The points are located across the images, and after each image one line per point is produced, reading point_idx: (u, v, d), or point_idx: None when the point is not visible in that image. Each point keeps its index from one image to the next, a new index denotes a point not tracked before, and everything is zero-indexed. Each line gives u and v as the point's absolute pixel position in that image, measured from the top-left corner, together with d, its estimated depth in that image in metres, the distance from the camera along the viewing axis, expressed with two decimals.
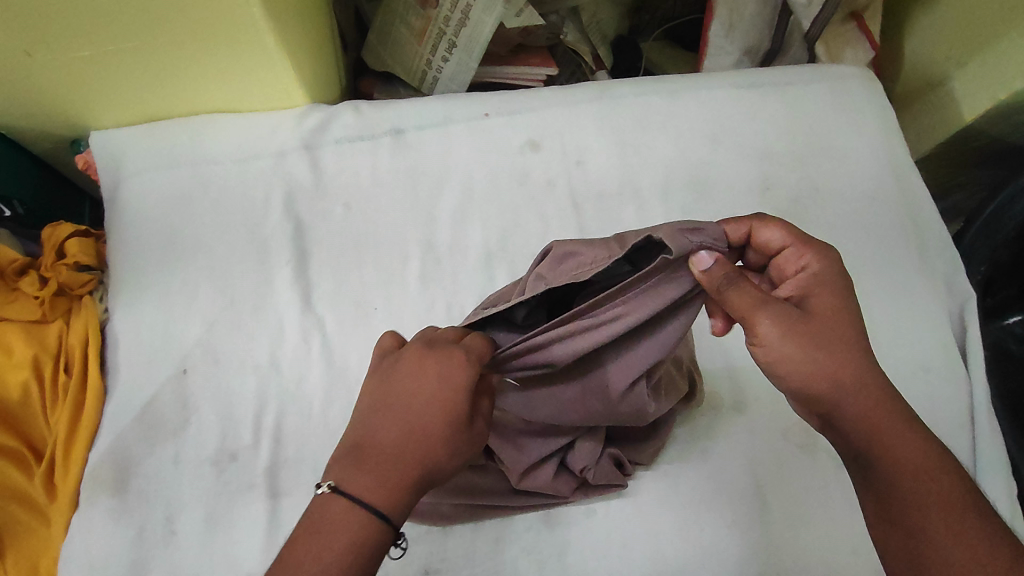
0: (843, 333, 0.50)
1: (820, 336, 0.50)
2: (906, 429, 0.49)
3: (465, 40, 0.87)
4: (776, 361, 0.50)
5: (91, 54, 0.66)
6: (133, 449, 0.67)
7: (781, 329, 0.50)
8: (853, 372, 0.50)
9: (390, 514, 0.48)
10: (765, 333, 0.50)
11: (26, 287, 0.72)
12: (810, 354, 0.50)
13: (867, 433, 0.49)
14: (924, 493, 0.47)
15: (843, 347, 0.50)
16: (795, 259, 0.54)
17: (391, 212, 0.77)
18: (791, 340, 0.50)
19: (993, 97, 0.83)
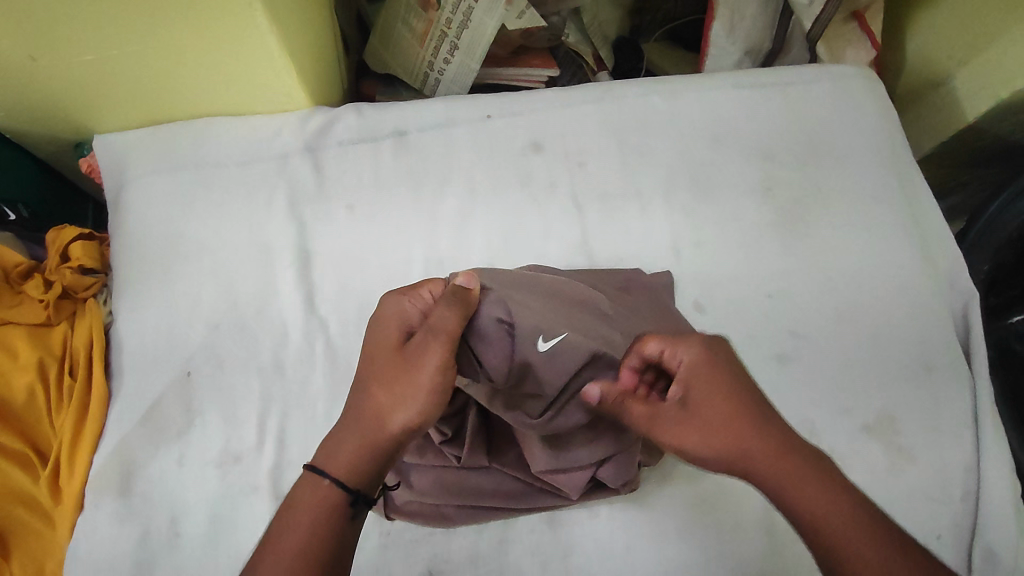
0: (733, 413, 0.52)
1: (710, 424, 0.52)
2: (811, 473, 0.48)
3: (467, 41, 0.87)
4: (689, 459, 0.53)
5: (95, 58, 0.66)
6: (137, 451, 0.67)
7: (674, 434, 0.53)
8: (754, 446, 0.50)
9: (334, 460, 0.50)
10: (670, 434, 0.53)
11: (31, 291, 0.72)
12: (705, 446, 0.52)
13: (784, 495, 0.49)
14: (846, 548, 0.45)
15: (737, 428, 0.51)
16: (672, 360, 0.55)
17: (393, 214, 0.77)
18: (689, 438, 0.52)
19: (995, 96, 0.83)
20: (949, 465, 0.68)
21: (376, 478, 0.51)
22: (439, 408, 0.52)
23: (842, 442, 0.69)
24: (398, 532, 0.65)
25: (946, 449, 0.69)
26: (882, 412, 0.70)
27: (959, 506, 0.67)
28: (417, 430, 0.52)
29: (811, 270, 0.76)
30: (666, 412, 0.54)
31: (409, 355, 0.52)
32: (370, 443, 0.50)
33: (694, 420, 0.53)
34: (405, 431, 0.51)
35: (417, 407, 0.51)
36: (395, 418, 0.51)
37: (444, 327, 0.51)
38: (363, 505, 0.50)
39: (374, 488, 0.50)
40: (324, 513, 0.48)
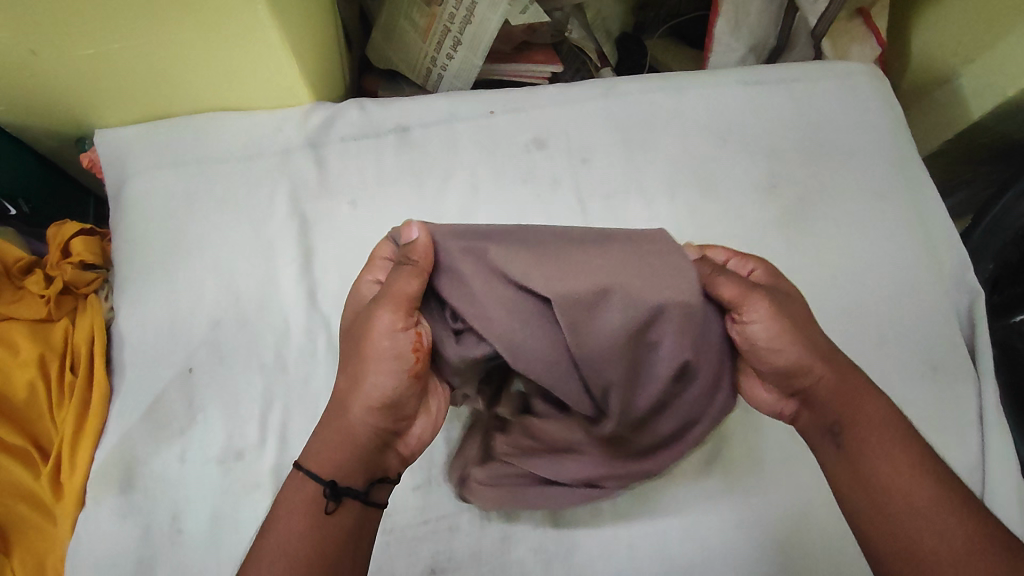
0: (805, 320, 0.56)
1: (795, 320, 0.55)
2: (864, 388, 0.54)
3: (471, 37, 0.86)
4: (769, 347, 0.54)
5: (96, 53, 0.66)
6: (138, 447, 0.67)
7: (774, 316, 0.53)
8: (830, 360, 0.55)
9: (312, 453, 0.51)
10: (758, 317, 0.53)
11: (32, 286, 0.72)
12: (794, 338, 0.54)
13: (843, 404, 0.54)
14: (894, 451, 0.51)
15: (817, 343, 0.55)
16: (743, 266, 0.60)
17: (396, 210, 0.77)
18: (779, 330, 0.53)
19: (1001, 94, 0.82)
20: (955, 465, 0.68)
21: (350, 464, 0.51)
22: (405, 378, 0.51)
23: None
24: (401, 530, 0.64)
25: (952, 448, 0.69)
26: None
27: None
28: (389, 409, 0.52)
29: (816, 268, 0.76)
30: (757, 310, 0.53)
31: (360, 334, 0.53)
32: (336, 429, 0.51)
33: (783, 315, 0.54)
34: (372, 412, 0.51)
35: (377, 380, 0.51)
36: (359, 401, 0.51)
37: (396, 291, 0.51)
38: (341, 498, 0.50)
39: (350, 479, 0.50)
40: (300, 508, 0.49)
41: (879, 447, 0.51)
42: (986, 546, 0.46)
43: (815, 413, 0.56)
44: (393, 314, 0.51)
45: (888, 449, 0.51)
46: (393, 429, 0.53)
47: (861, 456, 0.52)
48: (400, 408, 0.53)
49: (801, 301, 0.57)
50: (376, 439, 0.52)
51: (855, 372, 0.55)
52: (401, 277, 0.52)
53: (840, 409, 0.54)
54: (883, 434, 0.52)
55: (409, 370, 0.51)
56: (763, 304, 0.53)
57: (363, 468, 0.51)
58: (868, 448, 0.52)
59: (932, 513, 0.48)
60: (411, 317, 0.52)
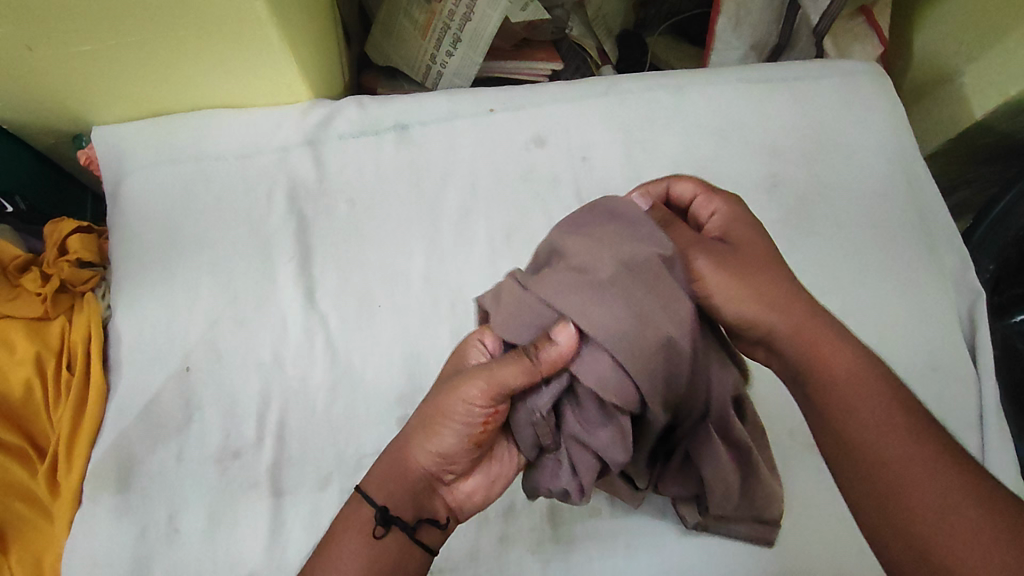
0: (762, 265, 0.51)
1: (745, 261, 0.51)
2: (828, 334, 0.49)
3: (471, 34, 0.86)
4: (719, 296, 0.49)
5: (93, 49, 0.65)
6: (135, 447, 0.67)
7: (715, 262, 0.50)
8: (790, 307, 0.49)
9: (375, 480, 0.51)
10: (701, 269, 0.50)
11: (29, 284, 0.72)
12: (744, 284, 0.49)
13: (802, 354, 0.49)
14: (859, 401, 0.45)
15: (779, 294, 0.50)
16: (706, 206, 0.56)
17: (395, 208, 0.77)
18: (728, 282, 0.49)
19: (1004, 94, 0.82)
20: None
21: (404, 501, 0.51)
22: (465, 439, 0.50)
23: None
24: None
25: None
26: None
27: None
28: (444, 460, 0.51)
29: (818, 269, 0.75)
30: (698, 258, 0.50)
31: (446, 387, 0.50)
32: (398, 464, 0.51)
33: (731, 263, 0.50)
34: (430, 459, 0.51)
35: (448, 437, 0.50)
36: (419, 445, 0.51)
37: (495, 377, 0.47)
38: (390, 524, 0.50)
39: (401, 509, 0.50)
40: (355, 526, 0.50)
41: (842, 399, 0.46)
42: (986, 498, 0.40)
43: (778, 361, 0.51)
44: (482, 395, 0.48)
45: (866, 398, 0.46)
46: (444, 476, 0.52)
47: (825, 409, 0.47)
48: (459, 464, 0.52)
49: (752, 242, 0.53)
50: (428, 479, 0.52)
51: (826, 319, 0.50)
52: (510, 364, 0.47)
53: (808, 356, 0.48)
54: (857, 383, 0.46)
55: (472, 434, 0.50)
56: (704, 257, 0.50)
57: (412, 501, 0.51)
58: (840, 399, 0.46)
59: (919, 464, 0.42)
60: (495, 402, 0.48)
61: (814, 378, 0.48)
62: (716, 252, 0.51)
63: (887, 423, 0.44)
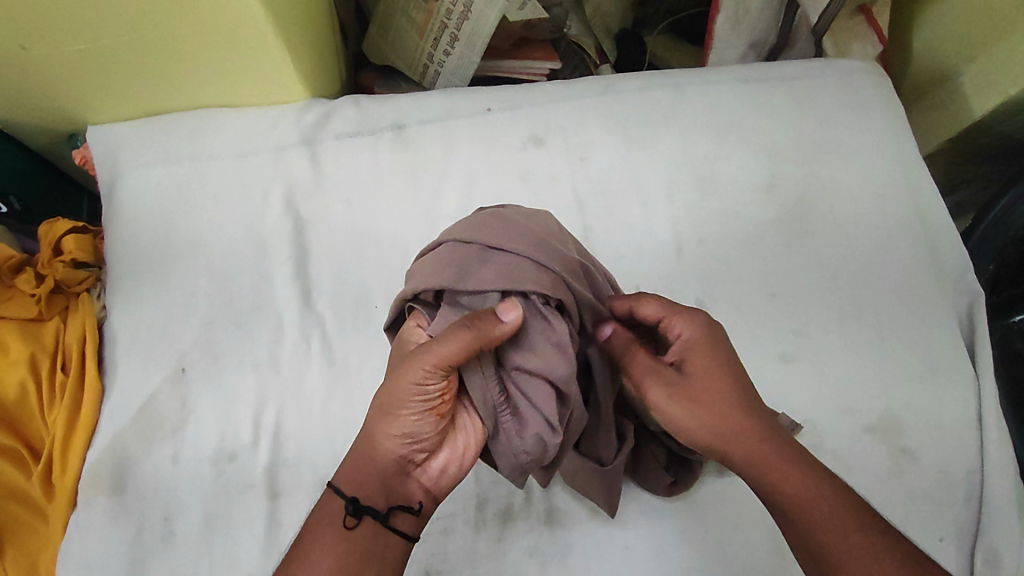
0: (720, 399, 0.52)
1: (702, 401, 0.52)
2: (776, 451, 0.49)
3: (468, 33, 0.85)
4: (672, 424, 0.53)
5: (87, 48, 0.65)
6: (130, 448, 0.66)
7: (666, 395, 0.53)
8: (741, 435, 0.50)
9: (344, 477, 0.51)
10: (655, 402, 0.53)
11: (23, 284, 0.71)
12: (693, 419, 0.52)
13: (758, 478, 0.49)
14: (820, 521, 0.46)
15: (734, 423, 0.51)
16: (671, 326, 0.55)
17: (391, 207, 0.76)
18: (680, 413, 0.52)
19: (1004, 93, 0.81)
20: (952, 468, 0.67)
21: (375, 490, 0.50)
22: (429, 412, 0.50)
23: (845, 443, 0.68)
24: None
25: (951, 451, 0.68)
26: (886, 413, 0.69)
27: (961, 509, 0.66)
28: (412, 438, 0.51)
29: (816, 269, 0.75)
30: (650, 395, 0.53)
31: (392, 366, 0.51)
32: (363, 455, 0.51)
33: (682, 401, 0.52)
34: (396, 440, 0.51)
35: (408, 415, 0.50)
36: (386, 429, 0.51)
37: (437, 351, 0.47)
38: (362, 515, 0.50)
39: (372, 499, 0.50)
40: (323, 521, 0.50)
41: (800, 519, 0.47)
42: None
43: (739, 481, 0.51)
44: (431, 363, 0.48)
45: (835, 519, 0.46)
46: (416, 457, 0.52)
47: (791, 527, 0.48)
48: (425, 439, 0.51)
49: (720, 374, 0.53)
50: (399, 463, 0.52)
51: (777, 435, 0.50)
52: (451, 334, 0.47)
53: (767, 481, 0.49)
54: (823, 506, 0.47)
55: (430, 404, 0.50)
56: (656, 393, 0.53)
57: (382, 488, 0.50)
58: (813, 524, 0.46)
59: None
60: (445, 371, 0.48)
61: (772, 501, 0.49)
62: (669, 390, 0.53)
63: (846, 539, 0.45)
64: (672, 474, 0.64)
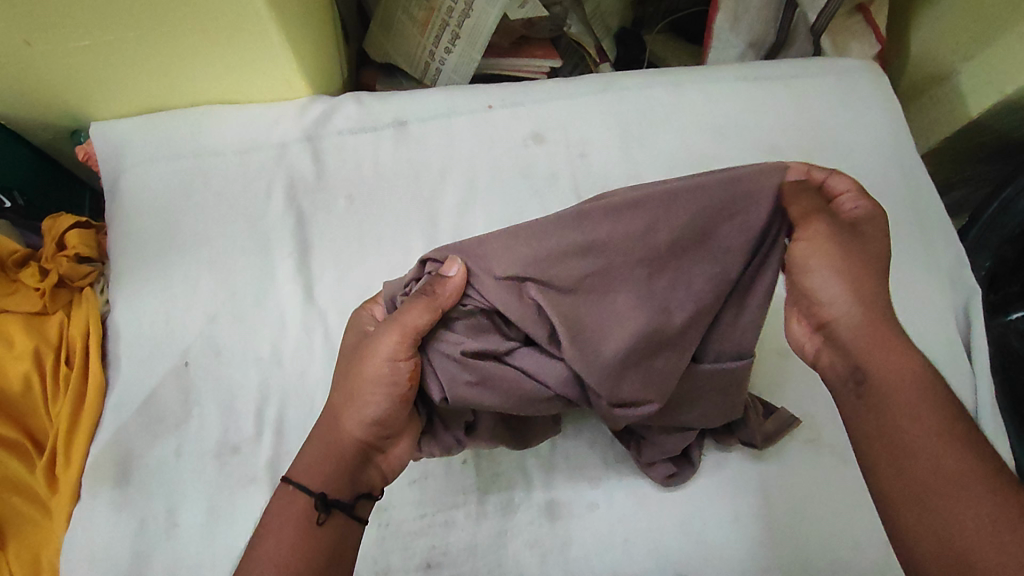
0: (863, 266, 0.51)
1: (853, 255, 0.51)
2: (891, 339, 0.49)
3: (469, 31, 0.86)
4: (807, 261, 0.52)
5: (91, 44, 0.65)
6: (134, 441, 0.67)
7: (828, 235, 0.52)
8: (870, 304, 0.50)
9: (307, 468, 0.52)
10: (811, 237, 0.52)
11: (27, 279, 0.72)
12: (840, 263, 0.51)
13: (860, 345, 0.49)
14: (909, 404, 0.45)
15: (868, 290, 0.51)
16: (850, 203, 0.53)
17: (393, 203, 0.77)
18: (827, 253, 0.51)
19: (999, 92, 0.82)
20: None
21: (340, 482, 0.52)
22: (393, 400, 0.52)
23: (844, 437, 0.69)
24: (397, 524, 0.64)
25: None
26: None
27: None
28: (376, 425, 0.53)
29: None
30: (805, 231, 0.52)
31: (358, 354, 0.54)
32: (327, 445, 0.53)
33: (834, 244, 0.52)
34: (360, 427, 0.53)
35: (372, 403, 0.53)
36: (351, 415, 0.53)
37: (402, 321, 0.51)
38: (330, 510, 0.51)
39: (338, 491, 0.52)
40: (292, 521, 0.50)
41: (888, 396, 0.46)
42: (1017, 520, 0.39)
43: (835, 352, 0.51)
44: (401, 346, 0.51)
45: (920, 404, 0.45)
46: (379, 445, 0.54)
47: (879, 404, 0.47)
48: (389, 429, 0.54)
49: (868, 259, 0.52)
50: (362, 452, 0.54)
51: (889, 323, 0.50)
52: (415, 310, 0.51)
53: (863, 356, 0.49)
54: (914, 393, 0.46)
55: (398, 393, 0.53)
56: (820, 229, 0.52)
57: (348, 479, 0.53)
58: (894, 401, 0.46)
59: (958, 489, 0.41)
60: (412, 349, 0.52)
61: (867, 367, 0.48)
62: (831, 234, 0.52)
63: (929, 428, 0.44)
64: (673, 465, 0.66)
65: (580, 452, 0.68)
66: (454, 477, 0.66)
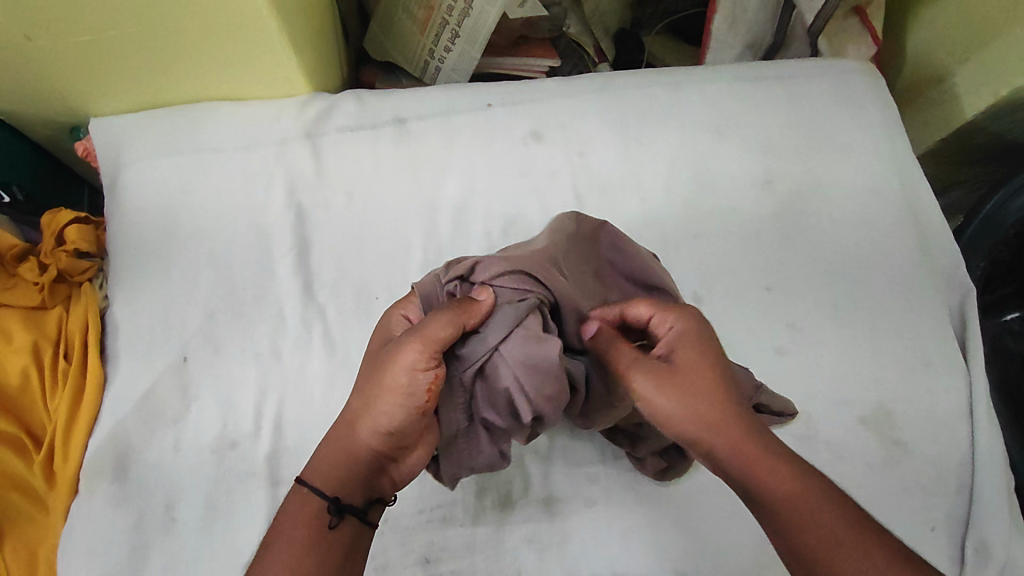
0: (705, 390, 0.51)
1: (693, 387, 0.51)
2: (759, 451, 0.48)
3: (469, 30, 0.86)
4: (658, 416, 0.51)
5: (91, 40, 0.65)
6: (132, 436, 0.67)
7: (652, 384, 0.51)
8: (727, 429, 0.49)
9: (322, 473, 0.52)
10: (643, 393, 0.52)
11: (26, 273, 0.72)
12: (682, 404, 0.50)
13: (737, 475, 0.48)
14: (804, 521, 0.45)
15: (719, 414, 0.50)
16: (663, 323, 0.55)
17: (392, 201, 0.77)
18: (669, 400, 0.51)
19: (995, 94, 0.83)
20: (944, 458, 0.68)
21: (353, 487, 0.52)
22: (411, 411, 0.52)
23: (840, 434, 0.69)
24: (396, 519, 0.64)
25: (942, 441, 0.69)
26: (879, 405, 0.70)
27: (953, 500, 0.67)
28: (392, 434, 0.52)
29: (810, 264, 0.76)
30: (638, 382, 0.52)
31: (382, 359, 0.54)
32: (343, 450, 0.53)
33: (672, 386, 0.51)
34: (376, 434, 0.52)
35: (389, 410, 0.52)
36: (368, 421, 0.52)
37: (425, 332, 0.52)
38: (344, 514, 0.51)
39: (350, 496, 0.52)
40: (305, 522, 0.51)
41: (776, 518, 0.46)
42: None
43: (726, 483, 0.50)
44: (423, 355, 0.51)
45: (810, 514, 0.45)
46: (395, 453, 0.54)
47: (779, 528, 0.46)
48: (406, 439, 0.53)
49: (705, 368, 0.52)
50: (377, 459, 0.53)
51: (756, 437, 0.49)
52: (440, 319, 0.52)
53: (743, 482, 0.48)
54: (798, 505, 0.45)
55: (416, 404, 0.52)
56: (645, 379, 0.52)
57: (361, 486, 0.52)
58: (786, 522, 0.45)
59: None
60: (434, 359, 0.52)
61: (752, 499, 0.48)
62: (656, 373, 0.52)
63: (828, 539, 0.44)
64: (667, 457, 0.65)
65: (579, 449, 0.68)
66: None
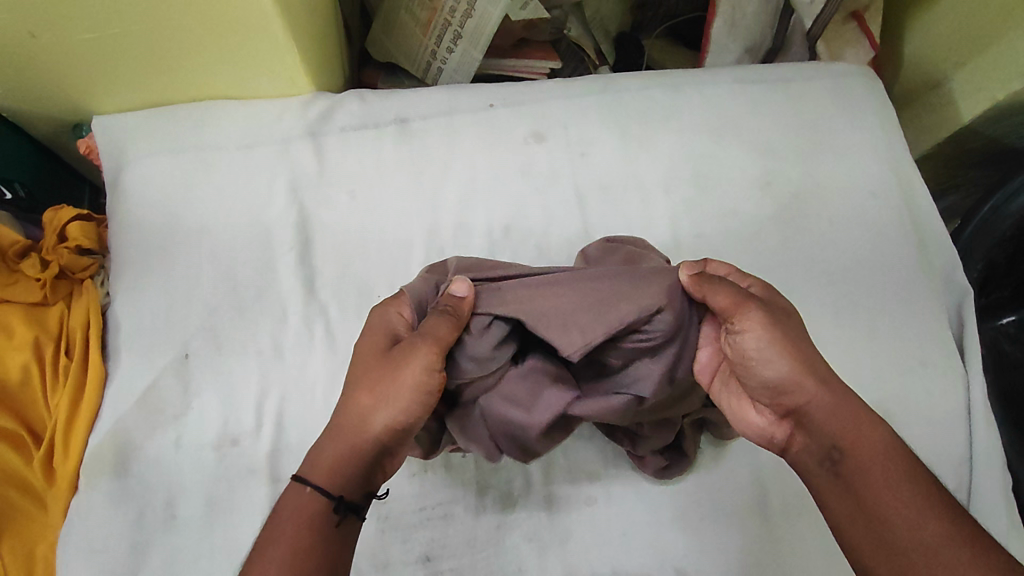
0: (802, 341, 0.54)
1: (794, 334, 0.54)
2: (853, 411, 0.51)
3: (471, 31, 0.87)
4: (759, 352, 0.53)
5: (96, 37, 0.65)
6: (133, 433, 0.67)
7: (764, 322, 0.53)
8: (826, 381, 0.52)
9: (327, 470, 0.52)
10: (750, 330, 0.53)
11: (27, 269, 0.72)
12: (787, 345, 0.53)
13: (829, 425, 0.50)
14: (884, 483, 0.47)
15: (816, 366, 0.53)
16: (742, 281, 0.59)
17: (394, 200, 0.77)
18: (773, 341, 0.53)
19: (992, 98, 0.84)
20: (941, 459, 0.69)
21: (356, 484, 0.52)
22: (421, 408, 0.54)
23: None
24: (396, 516, 0.64)
25: (939, 442, 0.70)
26: (878, 405, 0.71)
27: None
28: (400, 431, 0.54)
29: (809, 265, 0.77)
30: (750, 315, 0.54)
31: (387, 358, 0.55)
32: (348, 446, 0.53)
33: (776, 327, 0.53)
34: (385, 431, 0.53)
35: (399, 408, 0.53)
36: (377, 418, 0.53)
37: (433, 333, 0.53)
38: (348, 512, 0.51)
39: (354, 492, 0.52)
40: (303, 521, 0.50)
41: (860, 473, 0.48)
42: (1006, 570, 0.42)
43: (809, 436, 0.52)
44: (436, 356, 0.53)
45: (900, 479, 0.47)
46: (395, 448, 0.55)
47: (857, 485, 0.48)
48: (410, 435, 0.54)
49: (798, 322, 0.56)
50: (379, 455, 0.54)
51: (847, 394, 0.52)
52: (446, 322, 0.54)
53: (837, 436, 0.50)
54: (884, 468, 0.48)
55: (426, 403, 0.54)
56: (758, 314, 0.54)
57: (364, 482, 0.53)
58: (869, 477, 0.48)
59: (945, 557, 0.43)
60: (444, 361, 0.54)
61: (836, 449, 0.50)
62: (767, 310, 0.54)
63: (905, 502, 0.46)
64: (666, 457, 0.66)
65: (579, 448, 0.68)
66: (454, 471, 0.66)
